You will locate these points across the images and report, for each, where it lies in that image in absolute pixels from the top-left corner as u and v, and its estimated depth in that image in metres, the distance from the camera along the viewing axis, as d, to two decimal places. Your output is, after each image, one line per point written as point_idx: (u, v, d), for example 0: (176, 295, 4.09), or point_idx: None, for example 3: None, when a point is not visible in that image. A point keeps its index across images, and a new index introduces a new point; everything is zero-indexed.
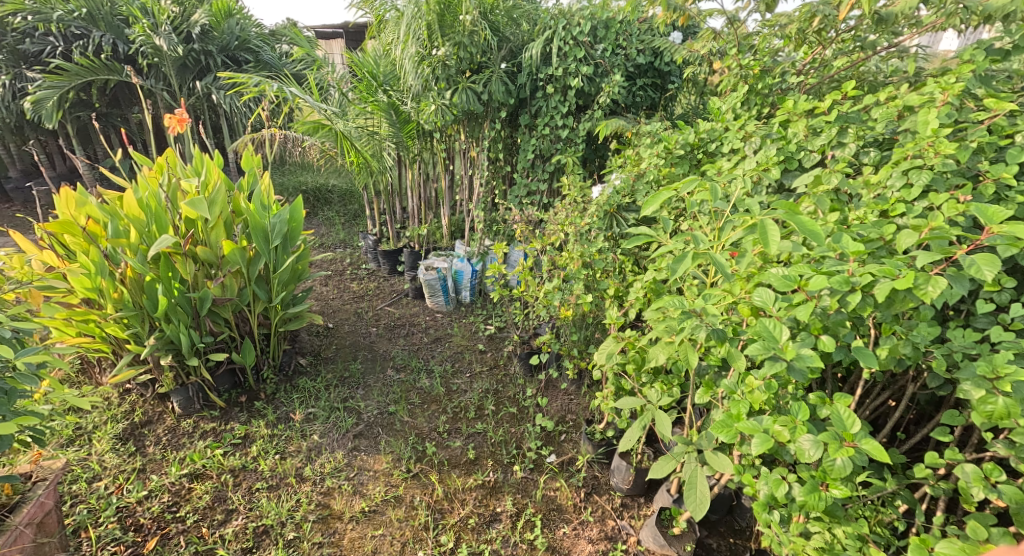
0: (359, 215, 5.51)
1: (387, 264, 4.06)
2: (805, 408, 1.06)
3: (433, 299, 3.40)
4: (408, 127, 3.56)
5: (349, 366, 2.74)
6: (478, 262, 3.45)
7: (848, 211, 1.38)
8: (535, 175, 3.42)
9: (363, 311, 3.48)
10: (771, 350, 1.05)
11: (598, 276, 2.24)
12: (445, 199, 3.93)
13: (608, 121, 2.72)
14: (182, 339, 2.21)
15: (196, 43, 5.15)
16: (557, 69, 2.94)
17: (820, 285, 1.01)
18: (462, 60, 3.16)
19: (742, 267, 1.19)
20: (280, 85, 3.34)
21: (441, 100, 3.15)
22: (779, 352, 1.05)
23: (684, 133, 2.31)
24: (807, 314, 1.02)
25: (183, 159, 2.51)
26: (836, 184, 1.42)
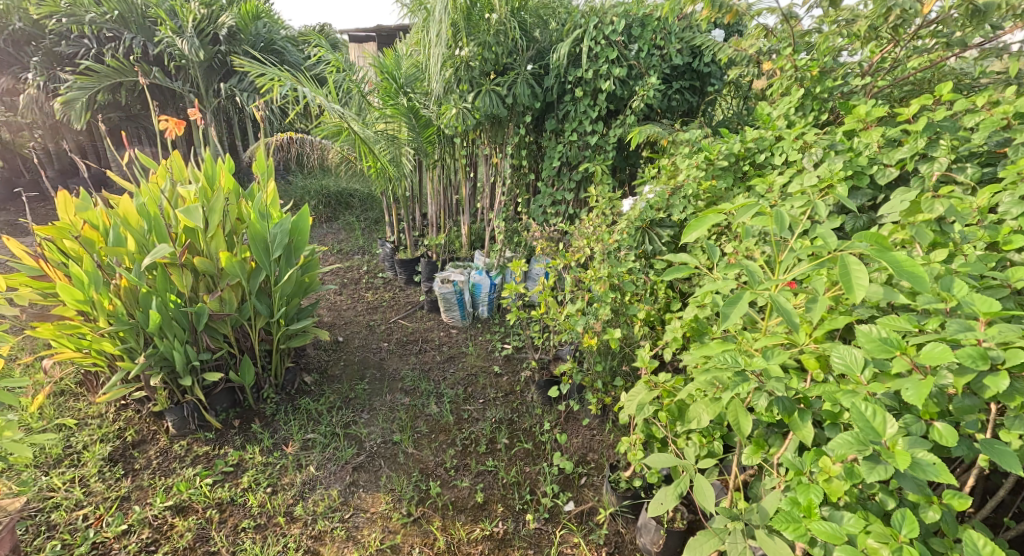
0: (379, 221, 5.39)
1: (403, 273, 3.90)
2: (914, 522, 0.86)
3: (448, 313, 3.23)
4: (428, 132, 3.39)
5: (355, 386, 2.56)
6: (497, 275, 3.26)
7: (951, 246, 1.18)
8: (561, 184, 3.20)
9: (376, 323, 3.32)
10: (869, 443, 0.87)
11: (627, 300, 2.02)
12: (466, 207, 3.75)
13: (641, 128, 2.50)
14: (176, 356, 2.07)
15: (222, 45, 5.09)
16: (588, 71, 2.72)
17: (943, 359, 0.83)
18: (487, 61, 2.95)
19: (813, 316, 0.95)
20: (295, 87, 3.21)
21: (464, 103, 2.98)
22: (880, 445, 0.87)
23: (727, 143, 2.06)
24: (918, 396, 0.84)
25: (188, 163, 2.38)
26: (942, 213, 1.17)
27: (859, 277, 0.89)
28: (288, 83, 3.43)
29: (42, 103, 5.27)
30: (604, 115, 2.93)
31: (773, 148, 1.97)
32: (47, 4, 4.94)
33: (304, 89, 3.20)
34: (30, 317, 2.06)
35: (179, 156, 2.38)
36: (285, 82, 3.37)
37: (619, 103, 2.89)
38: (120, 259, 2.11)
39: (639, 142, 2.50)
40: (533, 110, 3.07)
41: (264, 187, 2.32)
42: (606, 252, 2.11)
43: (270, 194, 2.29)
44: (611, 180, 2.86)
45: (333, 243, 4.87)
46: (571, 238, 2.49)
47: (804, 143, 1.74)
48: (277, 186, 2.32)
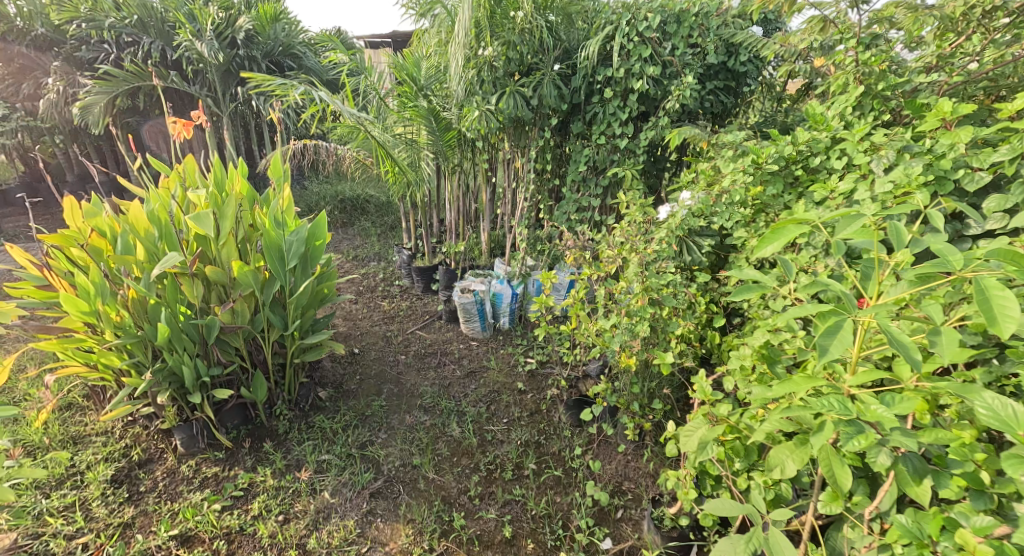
0: (395, 227, 5.29)
1: (421, 281, 3.78)
2: None
3: (468, 324, 3.09)
4: (448, 135, 3.27)
5: (372, 402, 2.43)
6: (520, 284, 3.11)
7: None
8: (587, 190, 3.06)
9: (393, 334, 3.19)
10: None
11: (666, 316, 1.88)
12: (486, 213, 3.61)
13: (678, 130, 2.34)
14: (185, 372, 1.96)
15: (240, 49, 5.04)
16: (619, 71, 2.58)
17: None
18: (512, 61, 2.83)
19: (942, 351, 0.86)
20: (309, 89, 3.11)
21: (488, 105, 2.86)
22: None
23: (777, 144, 1.90)
24: None
25: (199, 167, 2.27)
26: None
27: (1008, 309, 0.84)
28: (302, 85, 3.34)
29: (61, 109, 5.28)
30: (635, 117, 2.78)
31: (829, 151, 1.80)
32: (67, 9, 4.93)
33: (319, 91, 3.10)
34: (33, 330, 1.95)
35: (191, 160, 2.28)
36: (299, 85, 3.29)
37: (651, 105, 2.74)
38: (128, 268, 2.01)
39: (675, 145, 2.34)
40: (559, 113, 2.93)
41: (279, 192, 2.22)
42: (643, 262, 1.95)
43: (286, 199, 2.19)
44: (641, 186, 2.71)
45: (348, 250, 4.77)
46: (601, 247, 2.34)
47: (869, 145, 1.57)
48: (292, 191, 2.21)
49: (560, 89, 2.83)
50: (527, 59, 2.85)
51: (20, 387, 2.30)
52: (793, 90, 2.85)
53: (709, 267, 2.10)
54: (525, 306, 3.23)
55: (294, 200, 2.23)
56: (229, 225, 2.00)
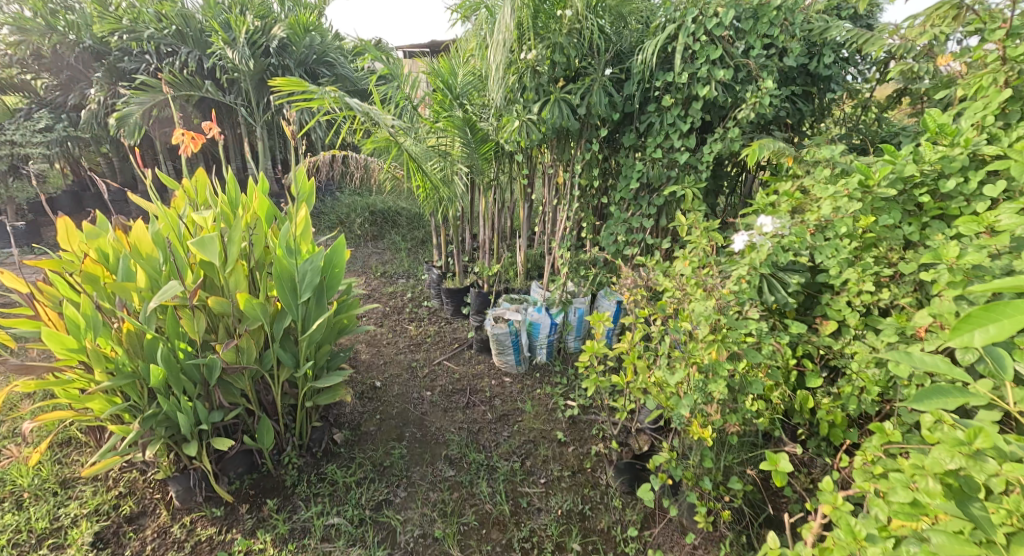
0: (426, 241, 5.07)
1: (451, 304, 3.50)
2: None
3: (502, 357, 2.78)
4: (485, 147, 3.00)
5: (392, 449, 2.16)
6: (559, 312, 2.81)
7: None
8: (638, 209, 2.72)
9: (419, 364, 2.91)
10: None
11: (747, 373, 1.52)
12: (524, 232, 3.31)
13: (757, 144, 1.98)
14: (181, 419, 1.71)
15: (274, 57, 4.95)
16: (681, 76, 2.24)
17: None
18: (560, 65, 2.54)
19: None
20: (338, 99, 2.89)
21: (531, 115, 2.58)
22: None
23: (890, 163, 1.54)
24: None
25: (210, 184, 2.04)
26: None
27: None
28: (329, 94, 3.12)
29: (101, 119, 5.27)
30: (697, 128, 2.44)
31: (966, 172, 1.43)
32: (109, 20, 4.93)
33: (347, 100, 2.88)
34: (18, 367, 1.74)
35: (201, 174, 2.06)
36: (327, 94, 3.07)
37: (717, 114, 2.40)
38: (126, 296, 1.79)
39: (753, 161, 1.99)
40: (610, 123, 2.61)
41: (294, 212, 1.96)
42: (716, 303, 1.60)
43: (303, 221, 1.92)
44: (703, 207, 2.37)
45: (377, 266, 4.57)
46: (658, 278, 2.00)
47: None
48: (311, 212, 1.94)
49: (613, 96, 2.52)
50: (574, 63, 2.56)
51: (16, 420, 2.12)
52: (884, 97, 2.45)
53: (795, 309, 1.74)
54: (566, 339, 2.92)
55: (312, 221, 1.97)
56: (237, 251, 1.75)
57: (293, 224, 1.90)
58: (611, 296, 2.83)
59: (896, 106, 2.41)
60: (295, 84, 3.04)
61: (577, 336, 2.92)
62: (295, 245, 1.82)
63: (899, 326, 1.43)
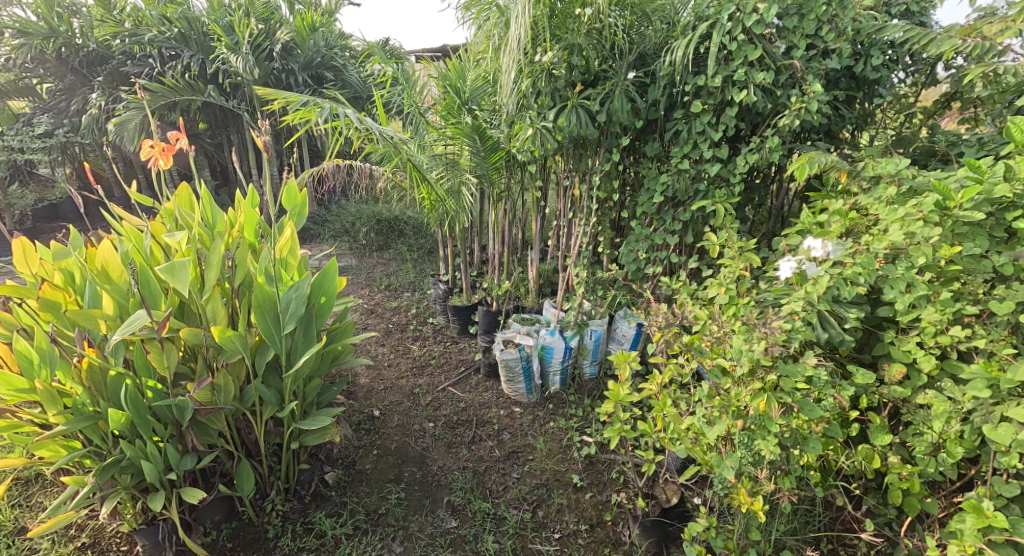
0: (433, 251, 4.89)
1: (457, 322, 3.29)
2: None
3: (511, 384, 2.56)
4: (495, 157, 2.79)
5: (389, 493, 1.95)
6: (574, 335, 2.63)
7: None
8: (661, 225, 2.50)
9: (422, 390, 2.70)
10: None
11: (802, 430, 1.29)
12: (536, 246, 3.10)
13: (805, 158, 1.72)
14: (147, 468, 1.51)
15: (277, 61, 4.80)
16: (714, 79, 2.02)
17: None
18: (579, 68, 2.33)
19: None
20: (331, 106, 2.71)
21: (546, 121, 2.37)
22: None
23: (976, 180, 1.30)
24: None
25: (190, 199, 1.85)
26: None
27: None
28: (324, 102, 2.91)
29: (101, 125, 5.10)
30: (729, 137, 2.22)
31: None
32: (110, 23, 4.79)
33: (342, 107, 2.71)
34: None
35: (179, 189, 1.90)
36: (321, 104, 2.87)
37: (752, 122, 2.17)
38: (90, 326, 1.60)
39: (800, 177, 1.73)
40: (632, 131, 2.39)
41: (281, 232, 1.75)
42: (763, 343, 1.36)
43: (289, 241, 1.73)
44: (736, 225, 2.14)
45: (382, 279, 4.39)
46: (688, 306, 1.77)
47: None
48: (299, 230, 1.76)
49: (637, 100, 2.29)
50: (592, 66, 2.34)
51: None
52: (933, 103, 2.23)
53: (852, 347, 1.50)
54: (581, 365, 2.71)
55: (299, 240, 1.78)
56: (212, 275, 1.57)
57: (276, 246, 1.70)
58: (630, 320, 2.64)
59: (950, 111, 2.18)
60: (286, 92, 2.83)
61: (592, 362, 2.71)
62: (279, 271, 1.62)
63: (990, 377, 1.19)
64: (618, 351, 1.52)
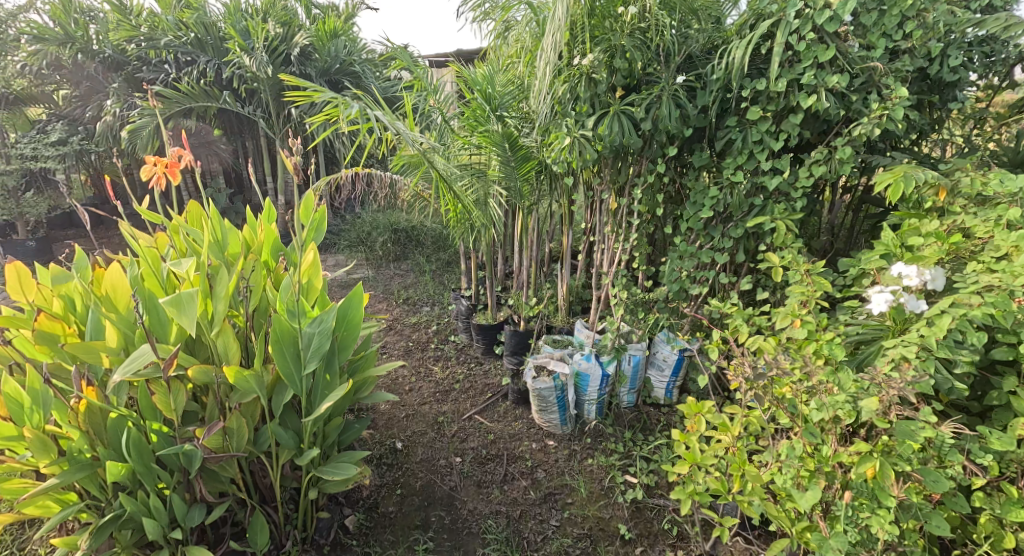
0: (452, 263, 4.73)
1: (482, 341, 3.11)
2: None
3: (544, 414, 2.36)
4: (526, 166, 2.60)
5: (417, 542, 1.76)
6: (611, 361, 2.43)
7: None
8: (709, 243, 2.29)
9: (448, 418, 2.51)
10: None
11: (921, 503, 1.07)
12: (566, 262, 2.91)
13: (899, 175, 1.51)
14: (150, 525, 1.32)
15: (295, 65, 4.67)
16: (777, 84, 1.81)
17: None
18: (622, 71, 2.13)
19: None
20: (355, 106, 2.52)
21: (586, 130, 2.18)
22: None
23: None
24: None
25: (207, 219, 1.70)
26: None
27: None
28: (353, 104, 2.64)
29: (116, 132, 4.97)
30: (790, 147, 2.02)
31: None
32: (125, 28, 4.70)
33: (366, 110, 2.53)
34: None
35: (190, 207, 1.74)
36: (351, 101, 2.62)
37: (816, 130, 1.96)
38: (91, 361, 1.43)
39: (894, 196, 1.51)
40: (680, 140, 2.19)
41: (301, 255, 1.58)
42: (868, 396, 1.15)
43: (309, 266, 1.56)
44: (798, 245, 1.94)
45: (400, 292, 4.23)
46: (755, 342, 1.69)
47: None
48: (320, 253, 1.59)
49: (685, 106, 2.09)
50: (637, 69, 2.14)
51: None
52: (1013, 109, 2.02)
53: (959, 395, 1.29)
54: (617, 393, 2.52)
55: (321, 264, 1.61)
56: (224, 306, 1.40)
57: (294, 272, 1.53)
58: (673, 344, 2.42)
59: None
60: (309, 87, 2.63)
61: (630, 390, 2.51)
62: (299, 302, 1.44)
63: None
64: (689, 402, 1.34)
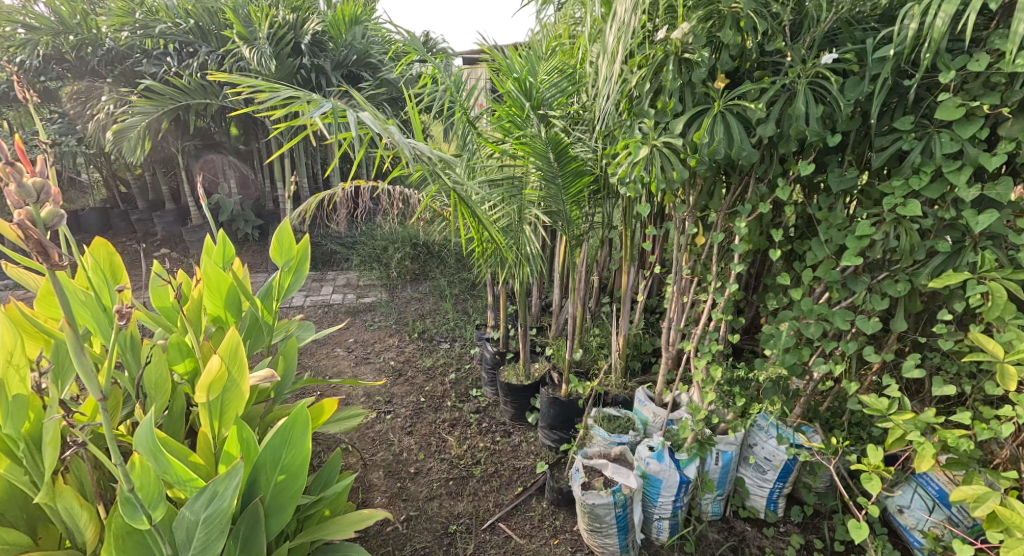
0: (477, 285, 4.10)
1: (511, 404, 2.43)
2: None
3: (596, 536, 1.67)
4: (579, 184, 1.90)
5: None
6: (691, 460, 1.73)
7: None
8: (846, 300, 1.57)
9: (463, 523, 1.86)
10: None
11: None
12: (625, 309, 2.21)
13: None
14: None
15: (306, 56, 4.09)
16: (1018, 59, 1.08)
17: None
18: (731, 49, 1.43)
19: None
20: (322, 107, 1.59)
21: (671, 136, 1.49)
22: None
23: None
24: None
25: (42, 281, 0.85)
26: None
27: None
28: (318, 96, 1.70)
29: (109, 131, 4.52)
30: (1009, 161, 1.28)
31: None
32: (119, 14, 4.28)
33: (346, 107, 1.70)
34: None
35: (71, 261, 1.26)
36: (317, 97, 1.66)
37: None
38: None
39: None
40: (814, 150, 1.47)
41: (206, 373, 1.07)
42: None
43: (224, 375, 1.10)
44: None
45: (416, 322, 3.60)
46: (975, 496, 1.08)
47: None
48: (243, 355, 1.12)
49: (831, 100, 1.36)
50: (751, 46, 1.44)
51: None
52: None
53: None
54: (699, 502, 1.81)
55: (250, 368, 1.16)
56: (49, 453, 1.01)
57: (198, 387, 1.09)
58: (786, 443, 1.69)
59: None
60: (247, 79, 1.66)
61: (717, 497, 1.80)
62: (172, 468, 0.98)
63: None
64: None
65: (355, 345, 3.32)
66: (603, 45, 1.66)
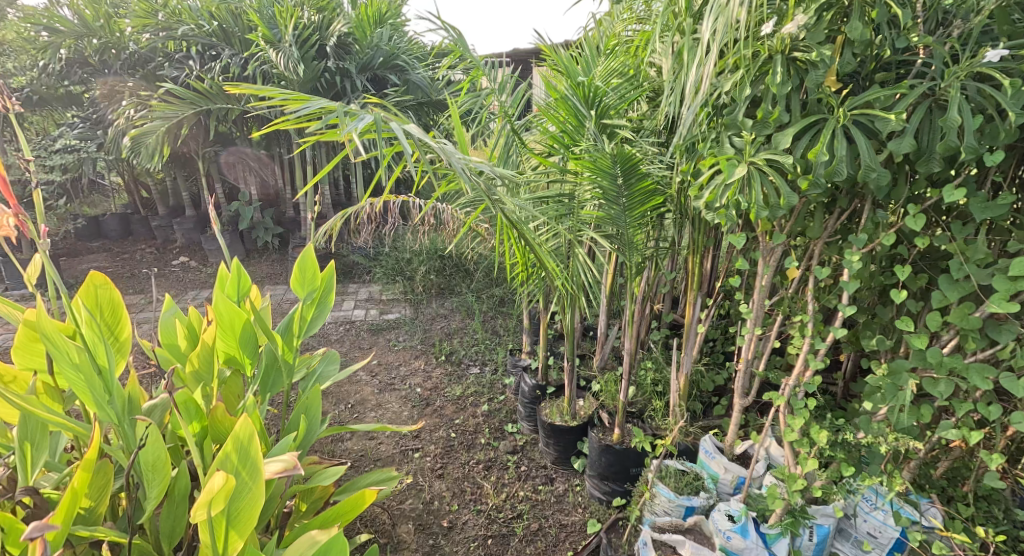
0: (507, 301, 3.84)
1: (553, 447, 2.17)
2: None
3: None
4: (648, 205, 1.63)
5: None
6: (780, 536, 1.46)
7: None
8: (986, 352, 1.27)
9: None
10: None
11: None
12: (687, 345, 1.94)
13: None
14: None
15: (331, 59, 3.91)
16: None
17: None
18: (856, 47, 1.17)
19: None
20: (363, 120, 1.32)
21: (776, 152, 1.22)
22: None
23: None
24: None
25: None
26: None
27: None
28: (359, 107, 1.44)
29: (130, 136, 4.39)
30: None
31: None
32: (142, 16, 4.15)
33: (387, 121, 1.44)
34: None
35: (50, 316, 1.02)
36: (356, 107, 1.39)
37: None
38: None
39: None
40: (959, 170, 1.17)
41: (204, 488, 0.85)
42: None
43: (231, 486, 0.87)
44: None
45: (442, 343, 3.36)
46: None
47: None
48: (253, 452, 0.90)
49: (992, 107, 1.07)
50: (880, 42, 1.16)
51: None
52: None
53: None
54: None
55: (267, 469, 0.93)
56: None
57: (199, 505, 0.86)
58: (900, 522, 1.39)
59: None
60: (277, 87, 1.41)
61: None
62: None
63: None
64: None
65: (379, 368, 3.09)
66: (688, 47, 1.40)
